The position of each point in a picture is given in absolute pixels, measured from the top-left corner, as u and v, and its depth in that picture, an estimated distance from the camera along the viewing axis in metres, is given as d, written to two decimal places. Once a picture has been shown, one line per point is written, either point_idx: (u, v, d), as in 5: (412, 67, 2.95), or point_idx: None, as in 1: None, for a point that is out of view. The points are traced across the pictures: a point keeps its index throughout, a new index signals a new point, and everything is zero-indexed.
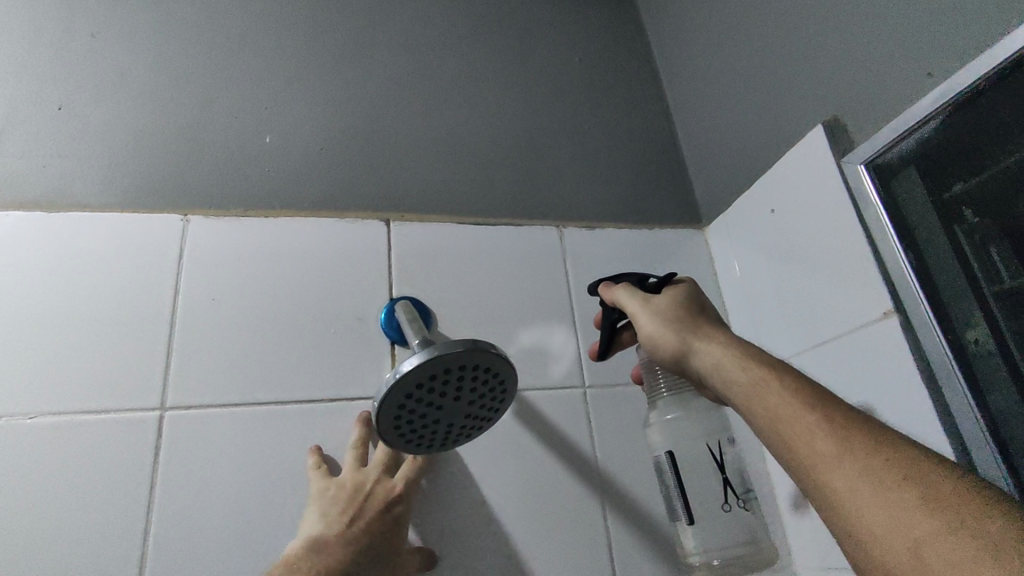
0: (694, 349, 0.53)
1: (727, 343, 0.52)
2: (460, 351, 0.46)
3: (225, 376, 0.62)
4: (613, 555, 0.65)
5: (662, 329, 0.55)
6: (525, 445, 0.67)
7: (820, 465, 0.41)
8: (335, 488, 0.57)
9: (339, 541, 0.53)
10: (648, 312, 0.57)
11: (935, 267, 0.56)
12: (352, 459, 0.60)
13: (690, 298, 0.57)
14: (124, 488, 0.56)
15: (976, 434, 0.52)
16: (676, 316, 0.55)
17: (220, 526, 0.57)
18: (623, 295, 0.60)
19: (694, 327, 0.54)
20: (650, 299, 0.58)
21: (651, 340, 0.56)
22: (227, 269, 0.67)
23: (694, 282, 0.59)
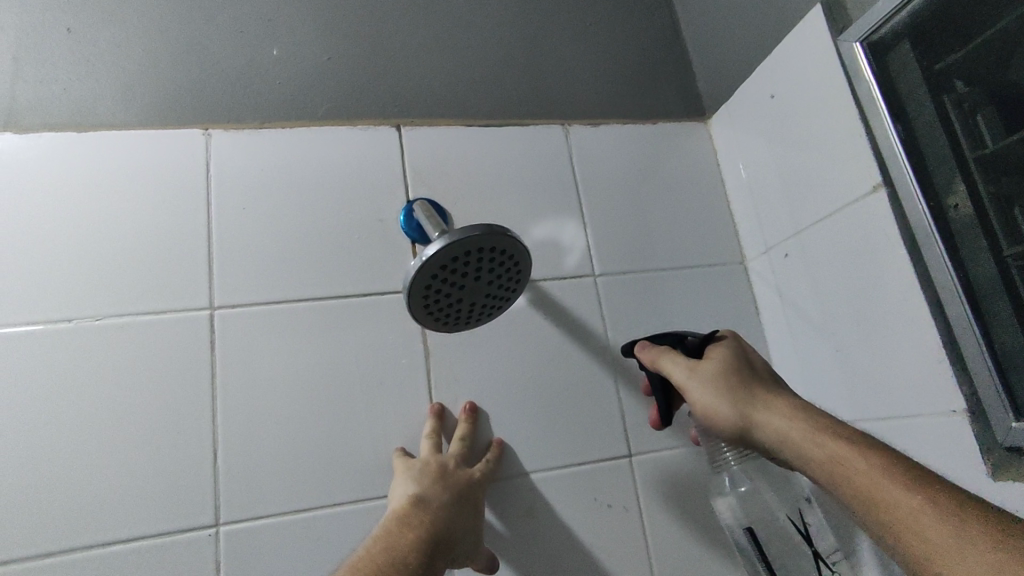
0: (753, 419, 0.55)
1: (784, 409, 0.54)
2: (477, 233, 0.50)
3: (265, 278, 0.68)
4: (626, 420, 0.72)
5: (715, 400, 0.57)
6: (542, 330, 0.74)
7: (922, 546, 0.42)
8: (423, 465, 0.62)
9: (439, 505, 0.59)
10: (696, 382, 0.59)
11: (922, 138, 0.59)
12: (432, 446, 0.65)
13: (737, 358, 0.59)
14: (188, 376, 0.63)
15: (950, 292, 0.56)
16: (725, 384, 0.57)
17: (279, 406, 0.65)
18: (669, 364, 0.62)
19: (746, 395, 0.56)
20: (696, 367, 0.60)
21: (708, 414, 0.58)
22: (253, 179, 0.71)
23: (737, 342, 0.61)
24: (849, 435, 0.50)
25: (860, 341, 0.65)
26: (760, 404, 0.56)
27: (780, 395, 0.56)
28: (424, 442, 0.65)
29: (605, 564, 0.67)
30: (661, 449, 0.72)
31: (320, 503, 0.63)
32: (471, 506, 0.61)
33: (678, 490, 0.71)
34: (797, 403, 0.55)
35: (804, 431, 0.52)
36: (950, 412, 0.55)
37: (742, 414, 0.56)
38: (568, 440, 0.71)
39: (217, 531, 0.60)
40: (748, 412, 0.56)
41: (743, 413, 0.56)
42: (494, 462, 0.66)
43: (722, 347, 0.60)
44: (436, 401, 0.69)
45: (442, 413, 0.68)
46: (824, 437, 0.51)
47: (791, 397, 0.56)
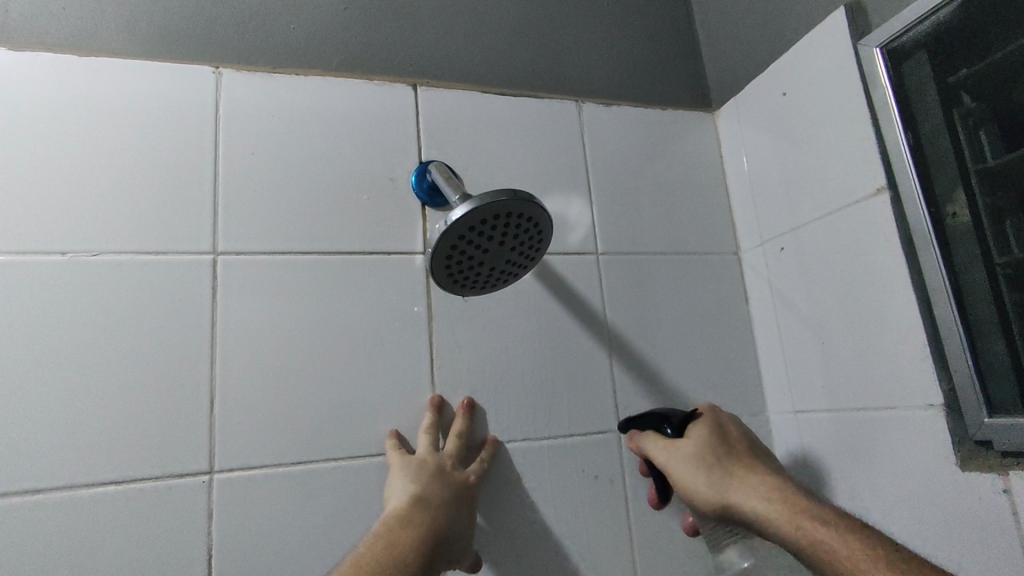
0: (732, 497, 0.57)
1: (759, 489, 0.57)
2: (503, 199, 0.50)
3: (271, 227, 0.66)
4: (617, 396, 0.74)
5: (693, 478, 0.60)
6: (544, 303, 0.75)
7: None
8: (420, 462, 0.62)
9: (439, 503, 0.59)
10: (677, 458, 0.62)
11: (928, 146, 0.62)
12: (429, 441, 0.64)
13: (716, 435, 0.62)
14: (187, 322, 0.61)
15: (942, 294, 0.59)
16: (704, 465, 0.60)
17: (280, 359, 0.64)
18: (651, 444, 0.65)
19: (722, 473, 0.59)
20: (675, 446, 0.63)
21: (688, 491, 0.60)
22: (263, 125, 0.69)
23: (712, 416, 0.64)
24: (818, 513, 0.53)
25: (847, 336, 0.68)
26: (736, 484, 0.58)
27: (758, 473, 0.59)
28: (421, 437, 0.65)
29: (588, 532, 0.69)
30: None
31: (315, 458, 0.63)
32: (467, 504, 0.62)
33: None
34: (773, 481, 0.58)
35: (788, 513, 0.54)
36: (925, 407, 0.59)
37: (720, 494, 0.58)
38: (561, 414, 0.72)
39: (210, 479, 0.59)
40: (725, 492, 0.58)
41: (721, 493, 0.58)
42: (487, 459, 0.67)
43: (698, 423, 0.64)
44: (435, 394, 0.68)
45: (441, 407, 0.68)
46: (797, 517, 0.53)
47: (766, 474, 0.59)
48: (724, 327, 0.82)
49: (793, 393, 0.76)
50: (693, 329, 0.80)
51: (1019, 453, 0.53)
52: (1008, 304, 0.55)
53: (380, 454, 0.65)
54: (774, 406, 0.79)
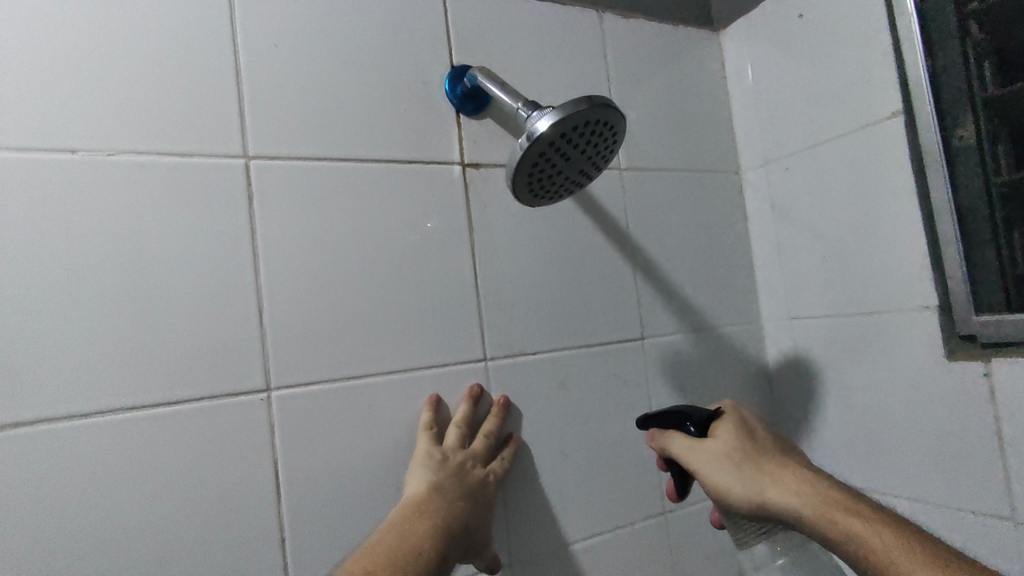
0: (770, 496, 0.53)
1: (793, 484, 0.53)
2: (585, 107, 0.49)
3: (303, 131, 0.61)
4: (641, 307, 0.78)
5: (727, 477, 0.55)
6: (575, 217, 0.75)
7: None
8: (444, 455, 0.60)
9: (457, 501, 0.58)
10: (706, 456, 0.57)
11: (943, 73, 0.67)
12: (458, 433, 0.62)
13: (739, 431, 0.58)
14: (225, 232, 0.57)
15: (945, 210, 0.66)
16: (735, 462, 0.55)
17: (326, 273, 0.60)
18: (678, 443, 0.59)
19: (756, 469, 0.55)
20: (702, 445, 0.58)
21: (722, 492, 0.55)
22: (284, 13, 0.62)
23: (734, 413, 0.60)
24: (849, 507, 0.51)
25: (849, 250, 0.76)
26: (769, 480, 0.54)
27: (789, 467, 0.55)
28: (451, 429, 0.62)
29: (620, 432, 0.74)
30: (667, 335, 0.79)
31: (370, 372, 0.61)
32: (484, 508, 0.60)
33: (679, 370, 0.79)
34: (805, 473, 0.54)
35: (822, 508, 0.51)
36: (922, 308, 0.68)
37: (756, 494, 0.54)
38: (595, 325, 0.74)
39: (268, 396, 0.57)
40: (760, 491, 0.54)
41: (758, 494, 0.53)
42: (510, 459, 0.65)
43: (723, 421, 0.59)
44: (474, 383, 0.66)
45: (478, 398, 0.65)
46: (832, 512, 0.51)
47: (796, 467, 0.55)
48: (728, 244, 0.87)
49: (791, 302, 0.83)
50: (703, 244, 0.85)
51: (1001, 343, 0.63)
52: (998, 218, 0.65)
53: (433, 366, 0.64)
54: (770, 315, 0.87)
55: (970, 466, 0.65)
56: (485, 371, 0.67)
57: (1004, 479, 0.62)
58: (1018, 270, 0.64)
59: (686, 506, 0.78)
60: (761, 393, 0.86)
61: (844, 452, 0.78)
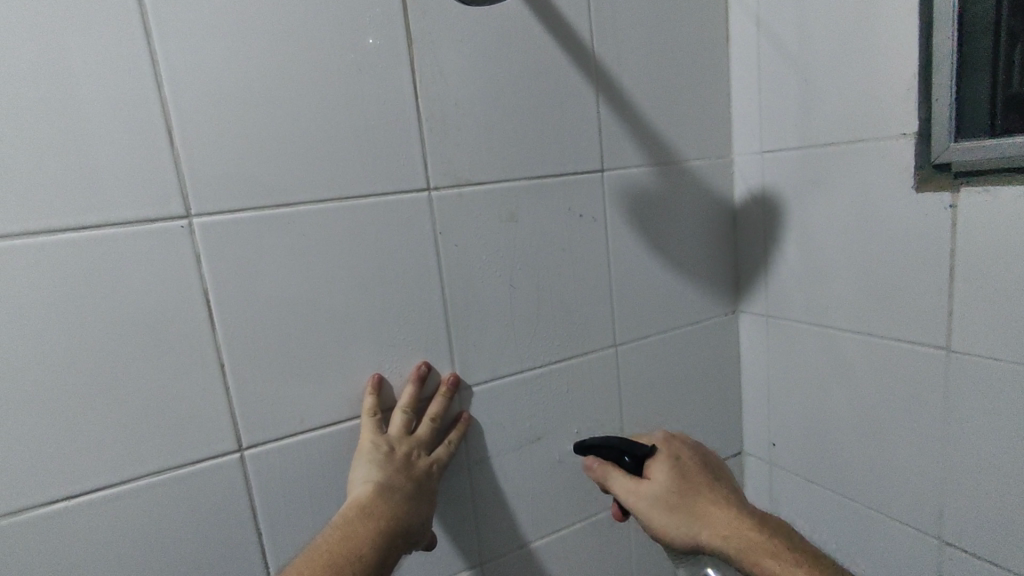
0: (702, 536, 0.54)
1: (722, 522, 0.53)
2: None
3: None
4: (602, 136, 0.72)
5: (662, 519, 0.55)
6: (531, 30, 0.66)
7: None
8: (388, 447, 0.61)
9: (401, 494, 0.58)
10: (643, 497, 0.56)
11: None
12: (402, 420, 0.63)
13: (672, 467, 0.57)
14: (115, 33, 0.49)
15: (944, 18, 0.58)
16: (669, 504, 0.55)
17: (243, 88, 0.54)
18: (615, 482, 0.59)
19: (687, 506, 0.55)
20: (638, 485, 0.57)
21: (660, 531, 0.56)
22: None
23: (667, 447, 0.59)
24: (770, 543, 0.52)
25: (833, 71, 0.69)
26: (701, 520, 0.54)
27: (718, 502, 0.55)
28: (397, 415, 0.63)
29: (574, 267, 0.73)
30: (629, 167, 0.75)
31: (302, 200, 0.57)
32: (429, 496, 0.61)
33: (639, 205, 0.76)
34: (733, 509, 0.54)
35: (748, 548, 0.52)
36: (899, 136, 0.64)
37: (690, 534, 0.54)
38: (551, 155, 0.69)
39: (189, 223, 0.53)
40: (692, 531, 0.54)
41: (691, 533, 0.54)
42: (456, 442, 0.66)
43: (657, 455, 0.58)
44: (422, 363, 0.65)
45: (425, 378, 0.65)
46: (759, 555, 0.51)
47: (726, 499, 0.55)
48: (704, 68, 0.79)
49: (766, 132, 0.78)
50: (678, 68, 0.77)
51: (970, 173, 0.59)
52: (1003, 28, 0.57)
53: (371, 195, 0.60)
54: (741, 148, 0.82)
55: (915, 299, 0.65)
56: (429, 203, 0.63)
57: (948, 312, 0.63)
58: (1009, 91, 0.58)
59: (638, 340, 0.80)
60: (722, 230, 0.84)
61: (796, 287, 0.79)
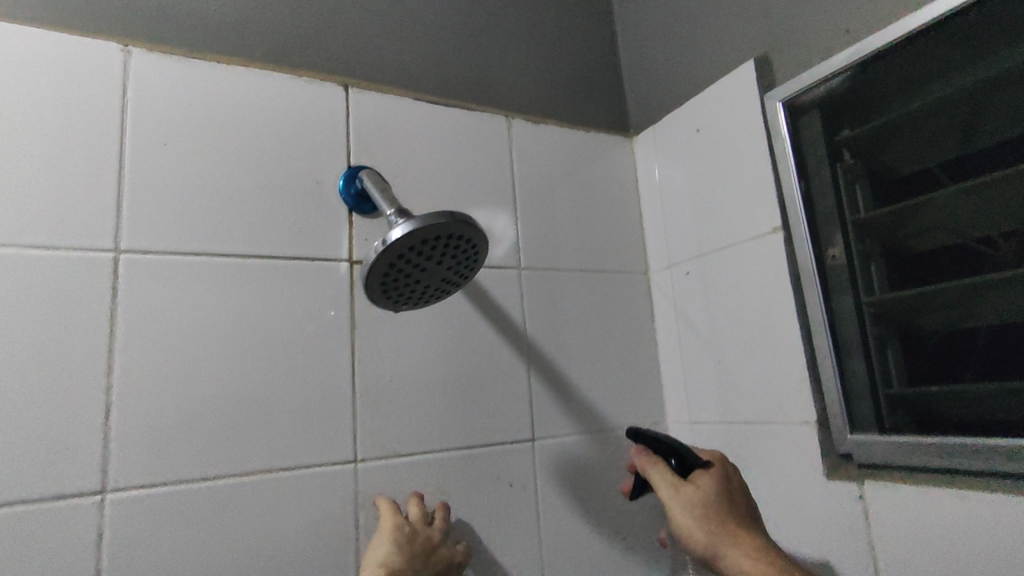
0: (725, 552, 0.56)
1: (753, 550, 0.55)
2: (436, 222, 0.50)
3: (182, 226, 0.62)
4: (534, 407, 0.77)
5: (691, 523, 0.57)
6: (468, 316, 0.75)
7: None
8: (410, 529, 0.62)
9: None
10: (678, 501, 0.59)
11: (817, 194, 0.70)
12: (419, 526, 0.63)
13: (720, 483, 0.60)
14: (83, 326, 0.56)
15: (820, 327, 0.67)
16: (708, 512, 0.57)
17: (188, 370, 0.60)
18: (654, 475, 0.63)
19: (722, 523, 0.57)
20: (679, 485, 0.60)
21: (683, 531, 0.58)
22: (175, 111, 0.64)
23: (722, 468, 0.62)
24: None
25: (740, 358, 0.76)
26: (731, 542, 0.56)
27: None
28: (412, 509, 0.65)
29: (503, 541, 0.71)
30: (560, 436, 0.78)
31: (223, 473, 0.59)
32: None
33: (572, 474, 0.77)
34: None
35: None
36: (802, 423, 0.68)
37: (714, 549, 0.56)
38: (482, 425, 0.73)
39: (103, 499, 0.54)
40: (718, 545, 0.56)
41: (715, 547, 0.56)
42: None
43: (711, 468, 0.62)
44: None
45: None
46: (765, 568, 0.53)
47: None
48: (632, 344, 0.87)
49: (692, 405, 0.83)
50: (607, 345, 0.85)
51: (871, 465, 0.63)
52: (871, 335, 0.66)
53: (295, 468, 0.62)
54: (673, 417, 0.86)
55: None
56: (354, 472, 0.65)
57: None
58: (890, 391, 0.64)
59: None
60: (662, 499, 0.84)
61: None
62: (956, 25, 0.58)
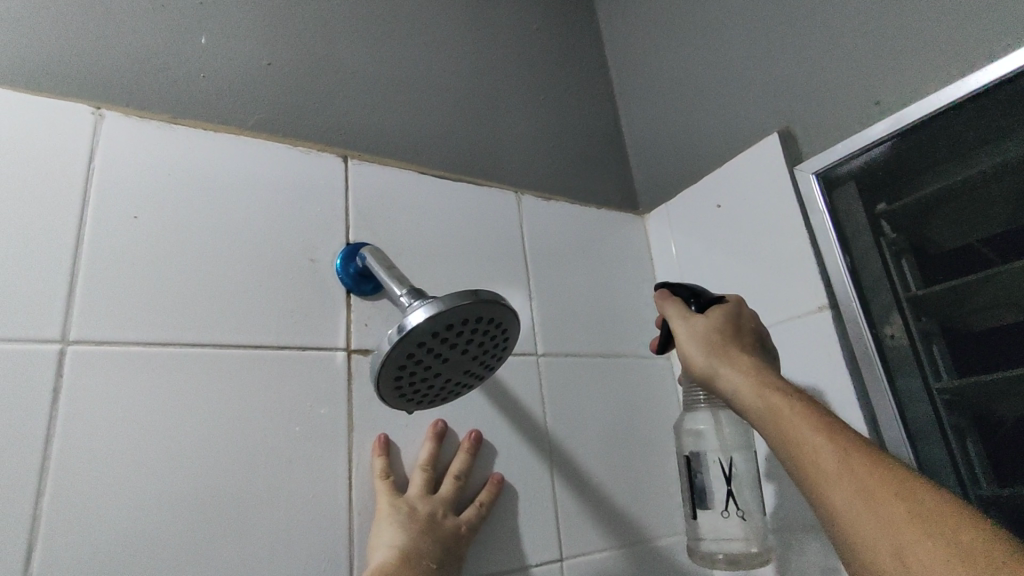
0: (720, 372, 0.49)
1: (755, 371, 0.48)
2: (462, 303, 0.41)
3: (150, 310, 0.52)
4: (558, 518, 0.65)
5: (692, 347, 0.52)
6: (481, 411, 0.65)
7: (827, 486, 0.38)
8: (410, 506, 0.54)
9: (414, 538, 0.52)
10: (685, 325, 0.53)
11: (863, 270, 0.65)
12: (422, 480, 0.57)
13: (733, 315, 0.54)
14: (10, 437, 0.45)
15: (889, 417, 0.60)
16: (711, 334, 0.52)
17: (143, 489, 0.48)
18: (671, 309, 0.56)
19: (725, 348, 0.50)
20: (689, 315, 0.54)
21: (685, 351, 0.52)
22: (152, 180, 0.56)
23: (740, 299, 0.56)
24: (835, 462, 0.38)
25: None
26: (729, 366, 0.49)
27: (772, 404, 0.44)
28: (416, 471, 0.58)
29: None
30: (589, 553, 0.66)
31: None
32: (441, 526, 0.55)
33: None
34: (794, 411, 0.42)
35: (767, 392, 0.45)
36: None
37: (714, 370, 0.50)
38: (500, 546, 0.61)
39: None
40: (718, 370, 0.49)
41: (713, 367, 0.50)
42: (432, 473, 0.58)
43: (727, 300, 0.55)
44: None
45: (385, 458, 0.58)
46: (770, 394, 0.45)
47: (781, 404, 0.43)
48: (661, 439, 0.77)
49: None
50: (634, 440, 0.75)
51: None
52: (948, 426, 0.58)
53: None
54: None
55: None
56: None
57: None
58: (980, 491, 0.56)
59: None
60: None
61: None
62: (1004, 93, 0.55)
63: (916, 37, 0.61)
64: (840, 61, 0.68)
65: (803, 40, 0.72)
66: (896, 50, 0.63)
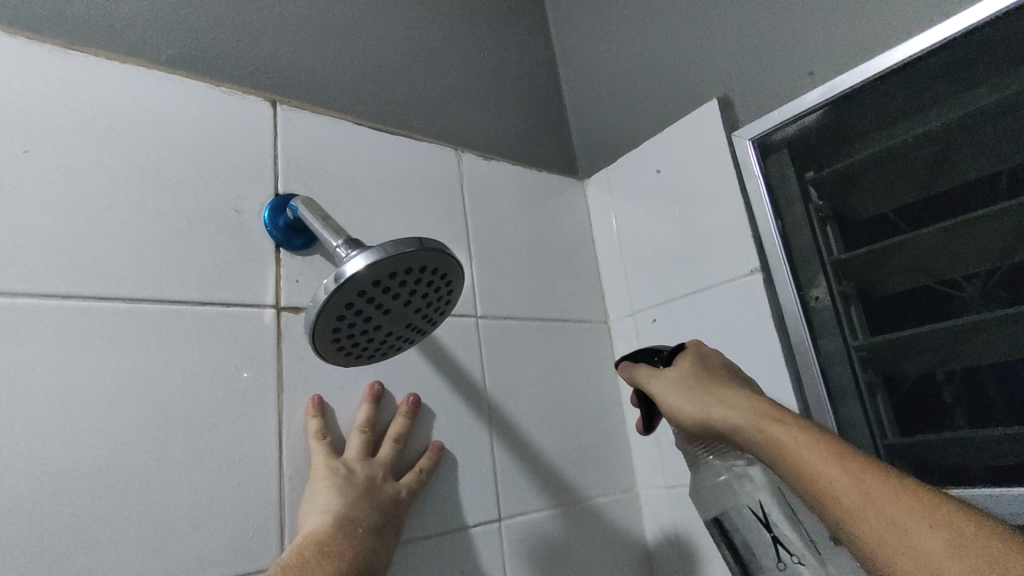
0: (714, 414, 0.47)
1: (746, 403, 0.46)
2: (406, 251, 0.39)
3: (48, 258, 0.46)
4: (496, 479, 0.65)
5: (676, 401, 0.50)
6: (419, 372, 0.63)
7: (858, 517, 0.37)
8: (348, 468, 0.52)
9: (351, 500, 0.50)
10: (661, 382, 0.52)
11: (793, 233, 0.68)
12: (360, 442, 0.55)
13: (700, 361, 0.53)
14: None
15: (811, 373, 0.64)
16: (690, 383, 0.50)
17: (41, 456, 0.43)
18: (639, 371, 0.54)
19: (706, 390, 0.49)
20: (660, 372, 0.53)
21: (672, 407, 0.50)
22: (47, 112, 0.49)
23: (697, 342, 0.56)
24: (854, 487, 0.38)
25: None
26: (719, 405, 0.47)
27: (774, 438, 0.43)
28: (353, 433, 0.56)
29: None
30: (526, 513, 0.66)
31: None
32: (380, 489, 0.52)
33: (541, 559, 0.66)
34: (795, 436, 0.42)
35: (766, 423, 0.44)
36: None
37: (706, 416, 0.48)
38: (438, 507, 0.60)
39: None
40: (708, 415, 0.48)
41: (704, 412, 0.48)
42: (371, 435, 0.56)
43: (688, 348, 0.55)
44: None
45: (319, 422, 0.55)
46: (771, 424, 0.43)
47: (781, 431, 0.42)
48: (597, 401, 0.78)
49: (665, 466, 0.75)
50: (571, 402, 0.76)
51: None
52: (862, 381, 0.62)
53: None
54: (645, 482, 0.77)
55: None
56: None
57: None
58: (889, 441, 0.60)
59: None
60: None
61: None
62: (925, 66, 0.58)
63: (848, 10, 0.64)
64: (777, 31, 0.70)
65: (742, 10, 0.73)
66: (829, 23, 0.65)
